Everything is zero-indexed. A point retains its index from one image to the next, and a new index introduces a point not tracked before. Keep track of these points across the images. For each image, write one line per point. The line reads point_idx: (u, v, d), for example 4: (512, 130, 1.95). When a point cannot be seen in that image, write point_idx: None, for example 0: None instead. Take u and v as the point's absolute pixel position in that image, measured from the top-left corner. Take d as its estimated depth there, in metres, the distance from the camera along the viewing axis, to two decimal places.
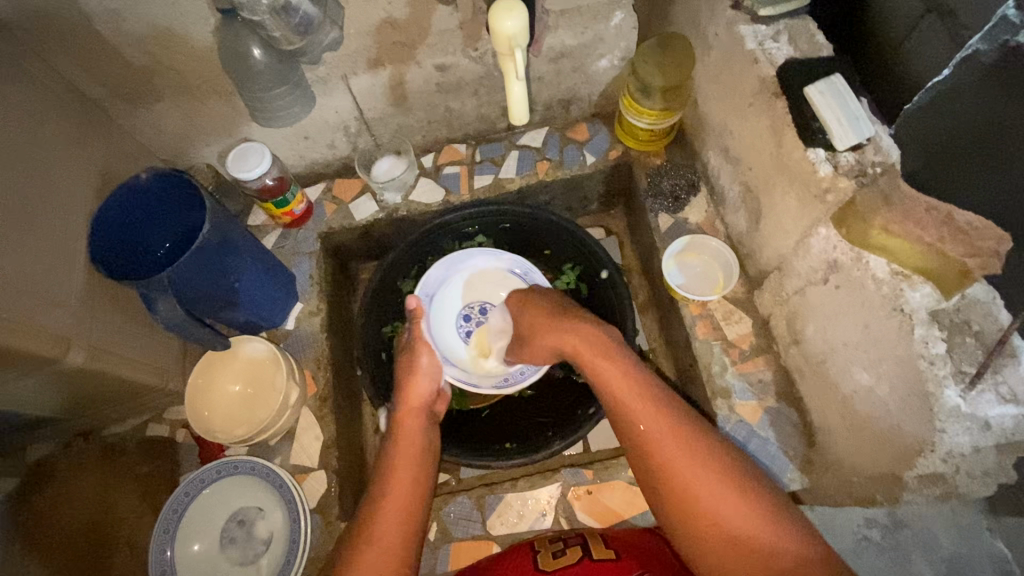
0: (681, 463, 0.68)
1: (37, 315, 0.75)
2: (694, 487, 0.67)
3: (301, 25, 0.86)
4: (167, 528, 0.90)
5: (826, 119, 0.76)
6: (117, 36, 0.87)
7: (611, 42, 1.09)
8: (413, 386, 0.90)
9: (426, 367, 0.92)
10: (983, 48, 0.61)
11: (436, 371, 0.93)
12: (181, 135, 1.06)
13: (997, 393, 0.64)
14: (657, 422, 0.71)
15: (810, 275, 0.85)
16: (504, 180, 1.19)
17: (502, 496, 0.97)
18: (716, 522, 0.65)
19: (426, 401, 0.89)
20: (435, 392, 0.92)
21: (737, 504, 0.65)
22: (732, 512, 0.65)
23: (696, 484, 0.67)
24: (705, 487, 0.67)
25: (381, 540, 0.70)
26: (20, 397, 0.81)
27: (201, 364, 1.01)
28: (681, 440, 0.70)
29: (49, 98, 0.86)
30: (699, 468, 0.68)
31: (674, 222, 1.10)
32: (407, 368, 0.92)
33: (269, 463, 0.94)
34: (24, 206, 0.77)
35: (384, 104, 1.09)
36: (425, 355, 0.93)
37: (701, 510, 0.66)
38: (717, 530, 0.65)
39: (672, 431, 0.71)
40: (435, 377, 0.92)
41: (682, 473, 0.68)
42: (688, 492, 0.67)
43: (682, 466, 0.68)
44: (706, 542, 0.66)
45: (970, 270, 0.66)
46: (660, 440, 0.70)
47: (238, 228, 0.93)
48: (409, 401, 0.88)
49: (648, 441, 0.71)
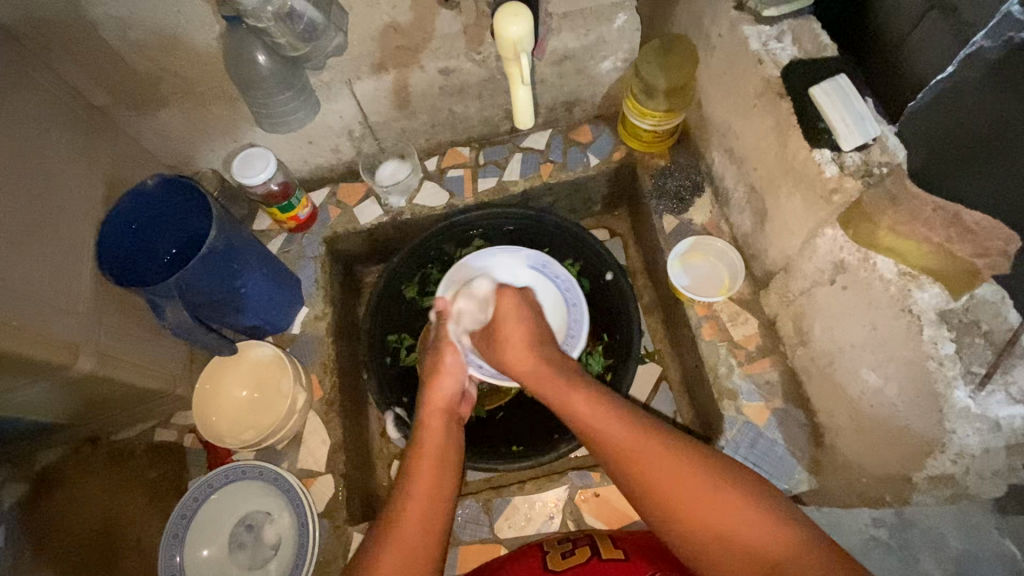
0: (654, 471, 0.68)
1: (45, 322, 0.76)
2: (684, 496, 0.66)
3: (306, 32, 0.87)
4: (176, 534, 0.91)
5: (833, 120, 0.75)
6: (123, 43, 0.87)
7: (614, 44, 1.08)
8: (438, 387, 0.90)
9: (450, 367, 0.91)
10: (988, 45, 0.60)
11: (461, 371, 0.92)
12: (186, 141, 1.06)
13: (1007, 394, 0.64)
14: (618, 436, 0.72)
15: (817, 275, 0.84)
16: (508, 182, 1.19)
17: (509, 499, 0.97)
18: (711, 529, 0.63)
19: (450, 403, 0.89)
20: (461, 395, 0.92)
21: (735, 508, 0.63)
22: (737, 517, 0.63)
23: (683, 491, 0.66)
24: (696, 497, 0.65)
25: (405, 543, 0.70)
26: (31, 402, 0.81)
27: (208, 370, 1.01)
28: (665, 451, 0.69)
29: (56, 107, 0.87)
30: (681, 475, 0.66)
31: (679, 224, 1.10)
32: (434, 368, 0.92)
33: (277, 468, 0.94)
34: (32, 214, 0.77)
35: (388, 108, 1.09)
36: (451, 354, 0.93)
37: (697, 517, 0.64)
38: (720, 536, 0.63)
39: (647, 440, 0.70)
40: (461, 378, 0.91)
41: (666, 484, 0.67)
42: (675, 501, 0.66)
43: (659, 474, 0.67)
44: (705, 552, 0.64)
45: (979, 270, 0.66)
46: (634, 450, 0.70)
47: (242, 234, 0.92)
48: (434, 401, 0.88)
49: (621, 451, 0.71)
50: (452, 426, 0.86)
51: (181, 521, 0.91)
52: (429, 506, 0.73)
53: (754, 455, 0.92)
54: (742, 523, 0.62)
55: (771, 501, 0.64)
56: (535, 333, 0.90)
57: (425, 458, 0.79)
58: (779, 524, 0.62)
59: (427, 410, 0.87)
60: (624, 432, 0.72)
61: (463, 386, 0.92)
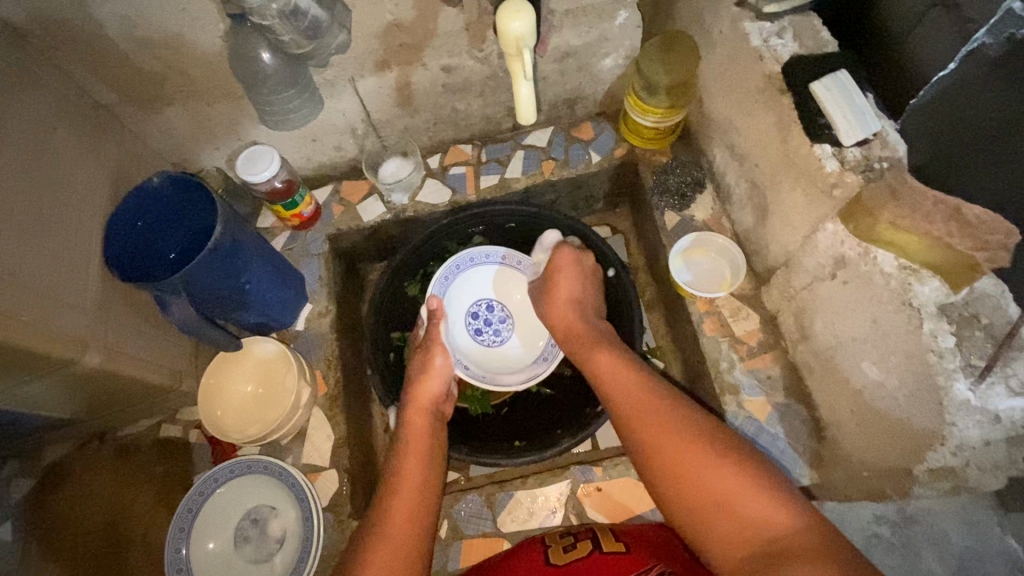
0: (659, 434, 0.70)
1: (54, 318, 0.77)
2: (681, 461, 0.67)
3: (310, 29, 0.88)
4: (182, 527, 0.91)
5: (833, 114, 0.76)
6: (128, 41, 0.88)
7: (616, 41, 1.09)
8: (422, 384, 0.92)
9: (440, 368, 0.95)
10: (990, 41, 0.61)
11: (448, 373, 0.96)
12: (191, 139, 1.07)
13: (1007, 386, 0.65)
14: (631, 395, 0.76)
15: (818, 270, 0.85)
16: (510, 179, 1.20)
17: (512, 493, 0.98)
18: (711, 496, 0.64)
19: (434, 401, 0.92)
20: (445, 393, 0.94)
21: (731, 480, 0.64)
22: (733, 491, 0.63)
23: (680, 458, 0.67)
24: (694, 466, 0.66)
25: (395, 537, 0.70)
26: (38, 397, 0.82)
27: (213, 365, 1.02)
28: (665, 421, 0.71)
29: (64, 106, 0.88)
30: (679, 443, 0.68)
31: (681, 220, 1.10)
32: (420, 367, 0.95)
33: (282, 463, 0.95)
34: (41, 211, 0.78)
35: (391, 105, 1.10)
36: (440, 356, 0.96)
37: (695, 486, 0.65)
38: (717, 507, 0.64)
39: (656, 404, 0.74)
40: (446, 377, 0.94)
41: (666, 449, 0.69)
42: (673, 467, 0.68)
43: (663, 438, 0.70)
44: (702, 520, 0.65)
45: (980, 264, 0.67)
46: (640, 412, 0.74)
47: (247, 231, 0.93)
48: (417, 399, 0.90)
49: (630, 416, 0.74)
50: (435, 425, 0.88)
51: (186, 515, 0.92)
52: (418, 500, 0.75)
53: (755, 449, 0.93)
54: (739, 498, 0.63)
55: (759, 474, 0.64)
56: (579, 293, 0.98)
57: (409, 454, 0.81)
58: (775, 495, 0.62)
59: (411, 407, 0.90)
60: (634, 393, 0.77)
61: (448, 386, 0.95)
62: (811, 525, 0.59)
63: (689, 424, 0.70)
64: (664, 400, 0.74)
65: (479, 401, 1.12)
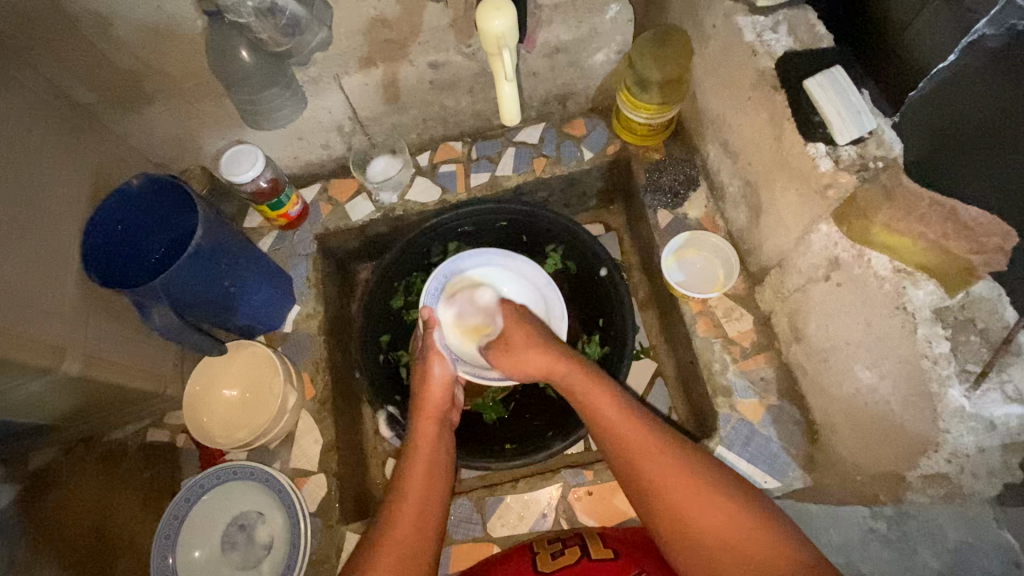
0: (650, 456, 0.72)
1: (31, 325, 0.75)
2: (693, 496, 0.68)
3: (289, 26, 0.86)
4: (168, 534, 0.90)
5: (825, 111, 0.73)
6: (107, 41, 0.86)
7: (607, 35, 1.06)
8: (427, 395, 0.90)
9: (438, 377, 0.92)
10: (990, 33, 0.59)
11: (449, 379, 0.93)
12: (173, 137, 1.05)
13: (1003, 392, 0.63)
14: (632, 429, 0.75)
15: (811, 272, 0.83)
16: (500, 177, 1.18)
17: (502, 498, 0.97)
18: (715, 536, 0.66)
19: (441, 410, 0.90)
20: (450, 400, 0.93)
21: (717, 507, 0.67)
22: (733, 526, 0.66)
23: (682, 488, 0.69)
24: (685, 490, 0.69)
25: (400, 540, 0.72)
26: (22, 405, 0.81)
27: (198, 371, 1.01)
28: (670, 457, 0.72)
29: (37, 106, 0.85)
30: (688, 477, 0.70)
31: (674, 218, 1.09)
32: (421, 377, 0.93)
33: (269, 469, 0.94)
34: (16, 214, 0.76)
35: (378, 103, 1.08)
36: (437, 364, 0.92)
37: (680, 510, 0.68)
38: (710, 532, 0.66)
39: (668, 451, 0.72)
40: (448, 385, 0.92)
41: (661, 471, 0.71)
42: (684, 507, 0.68)
43: (655, 463, 0.71)
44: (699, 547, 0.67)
45: (975, 266, 0.65)
46: (646, 451, 0.73)
47: (228, 233, 0.91)
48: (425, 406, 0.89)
49: (634, 448, 0.74)
50: (443, 433, 0.87)
51: (172, 523, 0.91)
52: (422, 506, 0.76)
53: (747, 453, 0.92)
54: (741, 536, 0.65)
55: (763, 504, 0.68)
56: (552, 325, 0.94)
57: (418, 461, 0.81)
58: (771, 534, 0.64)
59: (419, 416, 0.88)
60: (644, 433, 0.74)
61: (452, 394, 0.93)
62: (794, 555, 0.62)
63: (695, 463, 0.71)
64: (677, 441, 0.74)
65: (492, 408, 1.13)
